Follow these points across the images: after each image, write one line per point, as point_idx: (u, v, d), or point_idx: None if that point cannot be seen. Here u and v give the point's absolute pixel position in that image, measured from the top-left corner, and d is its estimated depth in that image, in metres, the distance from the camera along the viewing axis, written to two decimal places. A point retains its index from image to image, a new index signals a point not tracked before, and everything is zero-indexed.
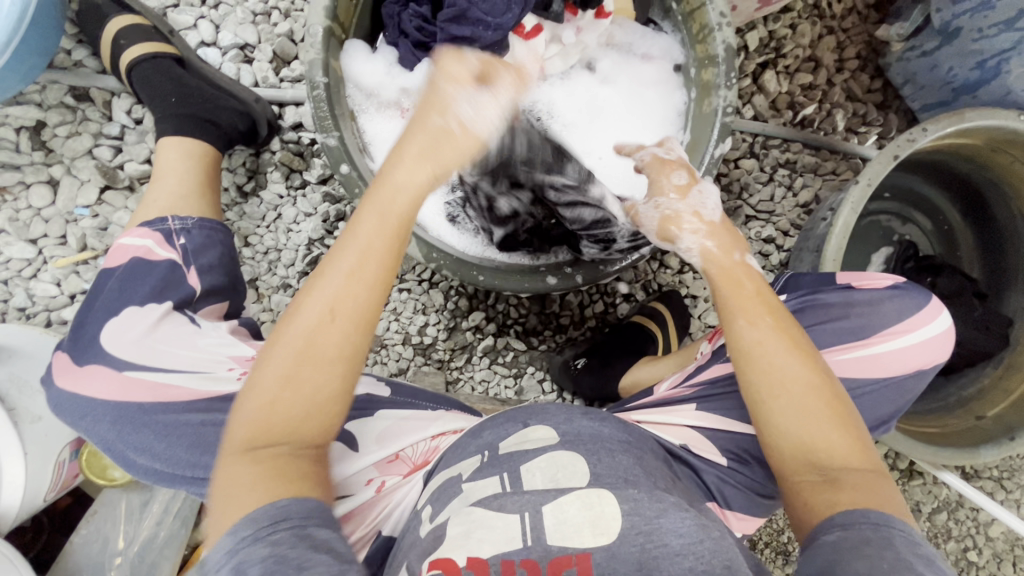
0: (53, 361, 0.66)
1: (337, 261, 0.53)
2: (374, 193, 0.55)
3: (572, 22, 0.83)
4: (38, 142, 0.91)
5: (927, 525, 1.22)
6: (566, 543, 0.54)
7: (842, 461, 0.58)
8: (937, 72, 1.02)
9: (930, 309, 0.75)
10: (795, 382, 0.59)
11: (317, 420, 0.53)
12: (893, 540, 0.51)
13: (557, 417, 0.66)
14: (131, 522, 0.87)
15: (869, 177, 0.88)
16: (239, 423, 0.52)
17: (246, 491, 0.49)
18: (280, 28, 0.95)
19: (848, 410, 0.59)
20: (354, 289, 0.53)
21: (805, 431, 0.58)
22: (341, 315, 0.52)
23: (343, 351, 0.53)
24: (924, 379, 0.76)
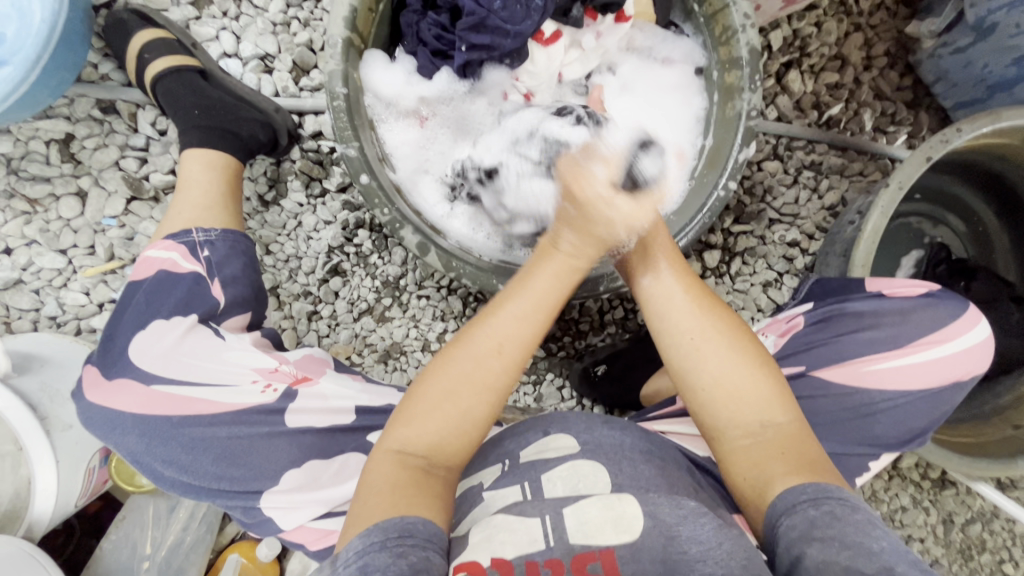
0: (81, 374, 0.67)
1: (507, 314, 0.63)
2: (554, 250, 0.65)
3: (592, 28, 0.81)
4: (67, 154, 0.93)
5: (960, 536, 1.19)
6: (589, 540, 0.53)
7: (767, 416, 0.62)
8: (971, 69, 0.99)
9: (968, 317, 0.73)
10: (685, 327, 0.66)
11: (460, 442, 0.61)
12: (837, 514, 0.54)
13: (577, 425, 0.66)
14: (158, 527, 0.88)
15: (900, 180, 0.85)
16: (393, 432, 0.61)
17: (387, 495, 0.55)
18: (299, 38, 0.95)
19: (754, 353, 0.65)
20: (520, 330, 0.63)
21: (732, 394, 0.63)
22: (505, 352, 0.62)
23: (494, 384, 0.62)
24: (962, 389, 0.73)
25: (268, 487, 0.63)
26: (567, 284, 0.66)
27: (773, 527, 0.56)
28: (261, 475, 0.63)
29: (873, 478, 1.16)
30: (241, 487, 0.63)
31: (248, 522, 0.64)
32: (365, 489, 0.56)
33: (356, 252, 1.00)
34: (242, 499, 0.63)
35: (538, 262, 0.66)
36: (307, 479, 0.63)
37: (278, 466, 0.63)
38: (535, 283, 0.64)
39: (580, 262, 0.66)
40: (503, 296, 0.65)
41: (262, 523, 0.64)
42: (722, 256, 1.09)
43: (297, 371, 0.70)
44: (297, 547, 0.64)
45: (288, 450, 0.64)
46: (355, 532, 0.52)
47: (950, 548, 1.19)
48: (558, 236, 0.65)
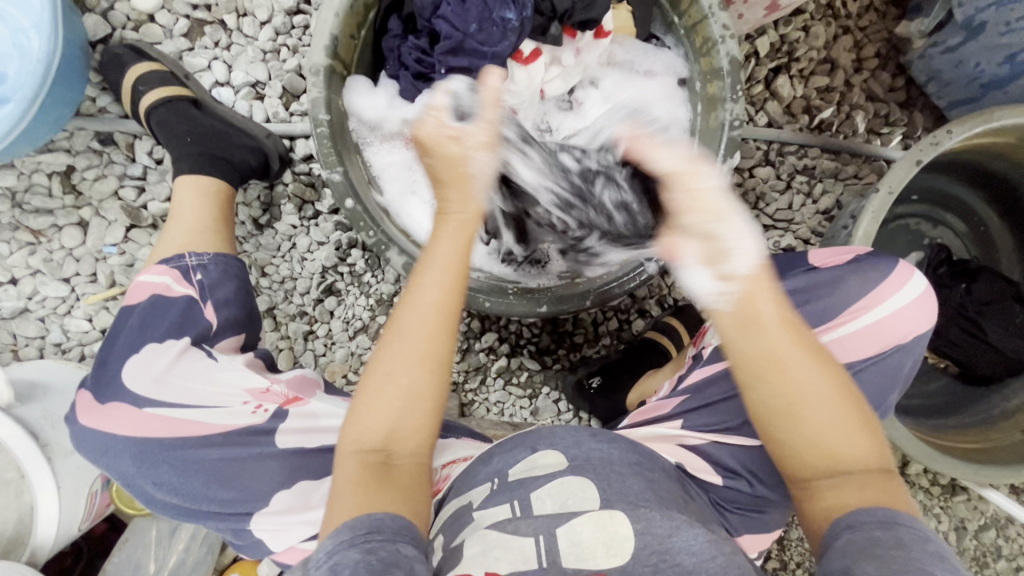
0: (75, 399, 0.67)
1: (423, 283, 0.61)
2: (444, 217, 0.65)
3: (571, 44, 0.82)
4: (68, 186, 0.96)
5: (974, 543, 1.16)
6: (581, 564, 0.53)
7: (854, 461, 0.57)
8: (962, 68, 0.97)
9: (901, 271, 0.72)
10: (810, 389, 0.56)
11: (416, 417, 0.58)
12: (905, 541, 0.51)
13: (565, 440, 0.64)
14: (161, 547, 0.90)
15: (890, 183, 0.84)
16: (346, 431, 0.59)
17: (348, 493, 0.54)
18: (288, 64, 0.97)
19: (860, 406, 0.58)
20: (438, 291, 0.60)
21: (825, 441, 0.56)
22: (429, 321, 0.60)
23: (432, 355, 0.59)
24: (916, 347, 0.72)
25: (257, 509, 0.64)
26: (470, 233, 0.64)
27: (826, 546, 0.54)
28: (251, 497, 0.64)
29: None
30: (231, 509, 0.64)
31: (240, 543, 0.66)
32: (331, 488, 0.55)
33: (350, 271, 1.01)
34: (233, 522, 0.64)
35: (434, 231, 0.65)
36: (296, 500, 0.64)
37: (268, 488, 0.64)
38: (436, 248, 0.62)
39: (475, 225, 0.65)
40: (416, 268, 0.63)
41: (254, 545, 0.65)
42: None
43: (288, 390, 0.70)
44: (287, 566, 0.66)
45: (277, 472, 0.65)
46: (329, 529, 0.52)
47: (964, 556, 1.16)
48: (442, 199, 0.65)
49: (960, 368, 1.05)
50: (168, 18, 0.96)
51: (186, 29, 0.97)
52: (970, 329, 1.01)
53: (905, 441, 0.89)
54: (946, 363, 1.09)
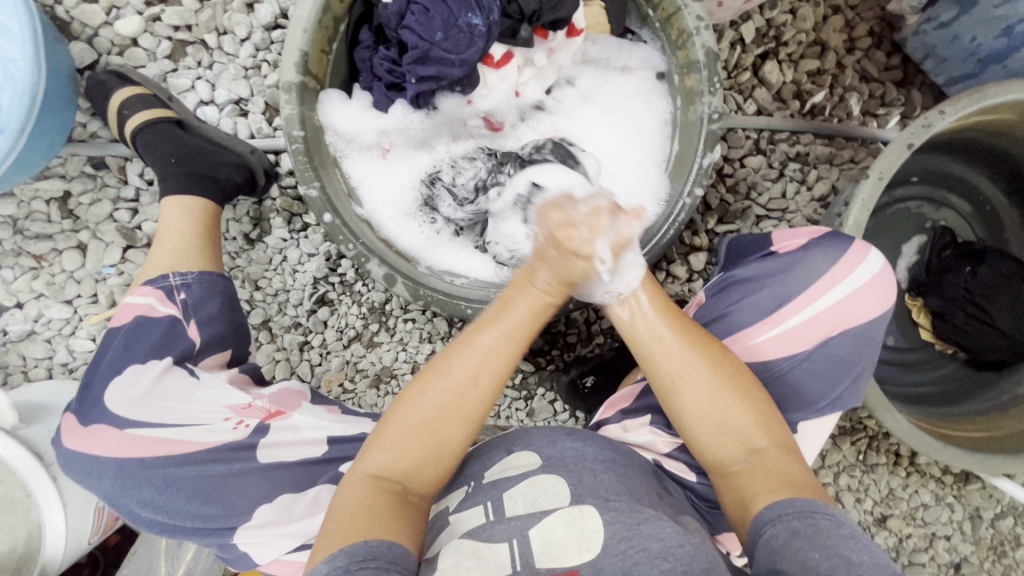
0: (61, 421, 0.69)
1: (480, 342, 0.62)
2: (529, 285, 0.64)
3: (543, 45, 0.81)
4: (66, 211, 0.99)
5: (991, 532, 1.13)
6: (554, 562, 0.53)
7: (749, 441, 0.61)
8: (959, 44, 0.95)
9: (856, 250, 0.70)
10: (689, 372, 0.63)
11: (439, 465, 0.60)
12: (821, 527, 0.52)
13: (540, 439, 0.64)
14: (170, 558, 0.93)
15: (880, 169, 0.81)
16: (370, 454, 0.59)
17: (358, 518, 0.55)
18: (269, 80, 0.99)
19: (745, 384, 0.63)
20: (494, 358, 0.61)
21: (711, 418, 0.62)
22: (481, 382, 0.61)
23: (476, 414, 0.61)
24: (877, 328, 0.71)
25: (241, 523, 0.65)
26: (535, 323, 0.65)
27: (755, 537, 0.55)
28: (234, 511, 0.65)
29: (889, 476, 1.11)
30: (216, 524, 0.65)
31: (228, 557, 0.67)
32: (334, 512, 0.56)
33: (341, 281, 1.02)
34: (217, 536, 0.65)
35: (512, 291, 0.65)
36: (277, 513, 0.65)
37: (250, 501, 0.66)
38: (512, 311, 0.63)
39: (556, 300, 0.65)
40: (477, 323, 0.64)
41: (239, 558, 0.66)
42: (709, 258, 1.05)
43: (270, 405, 0.72)
44: None
45: (260, 486, 0.66)
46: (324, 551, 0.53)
47: (980, 545, 1.13)
48: (535, 270, 0.64)
49: (967, 354, 1.02)
50: (151, 41, 0.98)
51: (169, 50, 0.99)
52: (977, 316, 0.96)
53: (905, 434, 0.86)
54: (955, 350, 1.04)
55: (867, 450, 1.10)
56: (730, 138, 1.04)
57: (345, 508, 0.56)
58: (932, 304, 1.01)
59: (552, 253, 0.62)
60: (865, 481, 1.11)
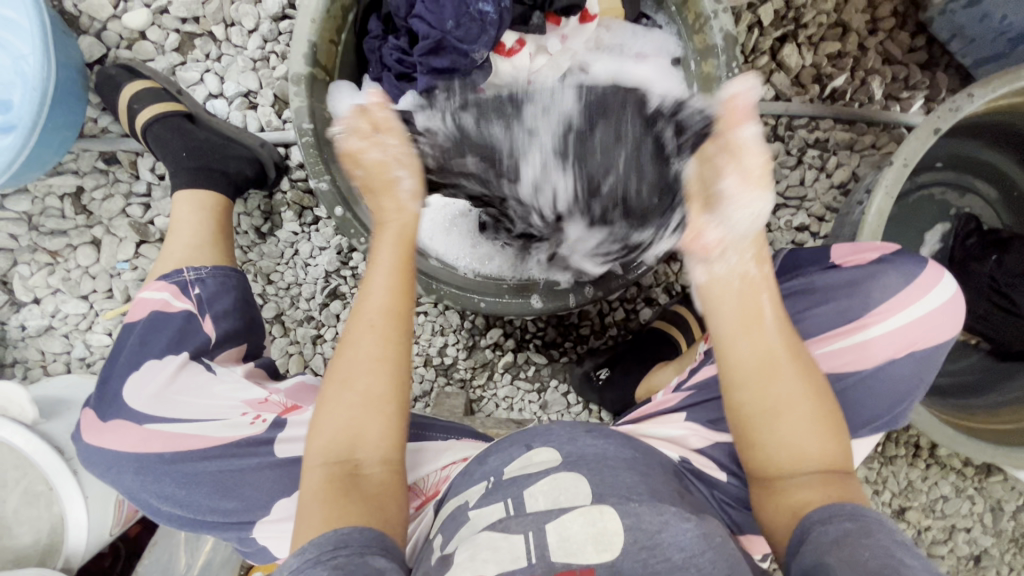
0: (81, 417, 0.70)
1: (376, 272, 0.64)
2: (384, 217, 0.67)
3: (556, 31, 0.80)
4: (80, 207, 0.99)
5: (1012, 524, 1.11)
6: (570, 557, 0.51)
7: (817, 472, 0.58)
8: (988, 22, 0.91)
9: (930, 272, 0.69)
10: (796, 397, 0.58)
11: (379, 426, 0.59)
12: (872, 528, 0.52)
13: (560, 437, 0.63)
14: (189, 548, 0.94)
15: (905, 156, 0.79)
16: (315, 440, 0.59)
17: (313, 505, 0.54)
18: (278, 72, 0.98)
19: (839, 423, 0.59)
20: (386, 300, 0.63)
21: (790, 446, 0.58)
22: (376, 325, 0.61)
23: (386, 355, 0.60)
24: (939, 352, 0.69)
25: (260, 517, 0.66)
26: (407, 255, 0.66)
27: (800, 541, 0.54)
28: (252, 506, 0.66)
29: (908, 468, 1.09)
30: (235, 518, 0.66)
31: (248, 551, 0.68)
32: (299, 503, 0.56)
33: (353, 274, 1.02)
34: (238, 529, 0.66)
35: (376, 242, 0.67)
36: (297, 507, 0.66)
37: (269, 497, 0.66)
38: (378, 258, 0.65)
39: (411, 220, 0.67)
40: (363, 280, 0.65)
41: (259, 551, 0.67)
42: None
43: (287, 400, 0.72)
44: None
45: (277, 482, 0.66)
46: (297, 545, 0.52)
47: (1001, 537, 1.11)
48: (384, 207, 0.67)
49: (992, 344, 0.99)
50: (159, 33, 0.97)
51: (177, 43, 0.98)
52: (1004, 305, 0.94)
53: (926, 426, 0.85)
54: (978, 339, 1.02)
55: (885, 441, 1.09)
56: None
57: (303, 498, 0.56)
58: None
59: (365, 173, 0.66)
60: (884, 473, 1.09)
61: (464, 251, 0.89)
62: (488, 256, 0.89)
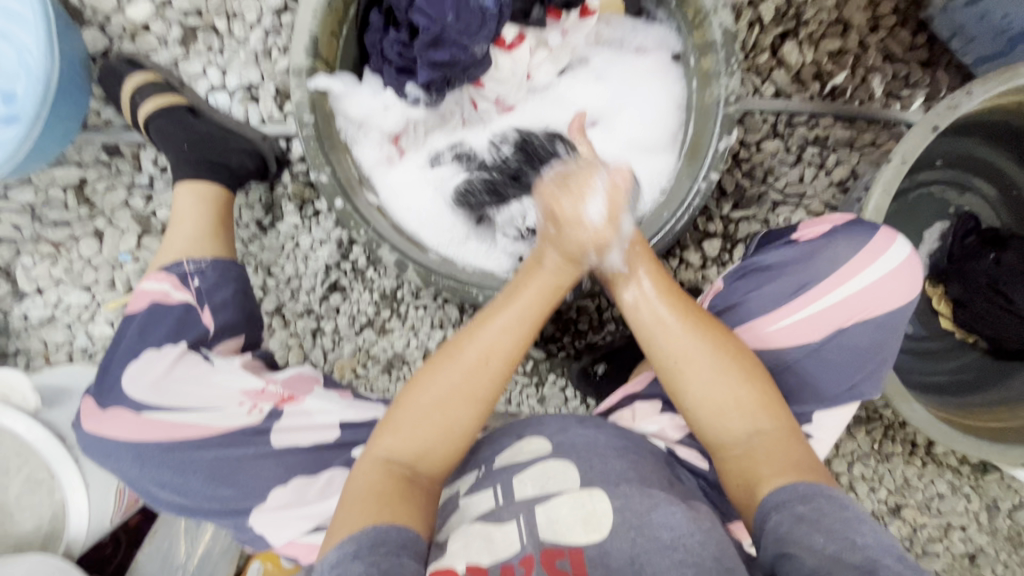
0: (80, 407, 0.71)
1: (502, 312, 0.63)
2: (539, 268, 0.65)
3: (556, 25, 0.81)
4: (82, 198, 1.00)
5: (1008, 523, 1.11)
6: (558, 538, 0.52)
7: (751, 425, 0.61)
8: (988, 21, 0.92)
9: (881, 238, 0.69)
10: (693, 351, 0.63)
11: (449, 450, 0.60)
12: (825, 510, 0.52)
13: (550, 427, 0.64)
14: (189, 537, 0.95)
15: (903, 154, 0.79)
16: (382, 439, 0.60)
17: (370, 502, 0.55)
18: (280, 65, 0.98)
19: (750, 368, 0.62)
20: (506, 339, 0.62)
21: (714, 402, 0.62)
22: (490, 365, 0.61)
23: (484, 394, 0.61)
24: (897, 319, 0.69)
25: (257, 506, 0.66)
26: (552, 295, 0.65)
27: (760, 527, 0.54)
28: (248, 494, 0.66)
29: (905, 465, 1.10)
30: (232, 506, 0.66)
31: (245, 538, 0.68)
32: (348, 494, 0.56)
33: (353, 268, 1.02)
34: (234, 518, 0.67)
35: (523, 281, 0.65)
36: (293, 495, 0.66)
37: (267, 483, 0.67)
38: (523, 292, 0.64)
39: (564, 281, 0.65)
40: (488, 311, 0.64)
41: (257, 539, 0.67)
42: (724, 244, 1.04)
43: (283, 390, 0.73)
44: (296, 559, 0.67)
45: (275, 470, 0.67)
46: (337, 537, 0.53)
47: (996, 536, 1.11)
48: (542, 253, 0.65)
49: (990, 342, 0.99)
50: (162, 26, 0.98)
51: (180, 35, 0.98)
52: (1002, 303, 0.94)
53: (924, 423, 0.85)
54: (976, 338, 1.02)
55: (882, 439, 1.09)
56: (748, 121, 1.02)
57: (355, 491, 0.57)
58: (954, 292, 0.99)
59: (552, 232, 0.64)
60: (880, 471, 1.10)
61: (437, 230, 0.87)
62: (465, 238, 0.87)
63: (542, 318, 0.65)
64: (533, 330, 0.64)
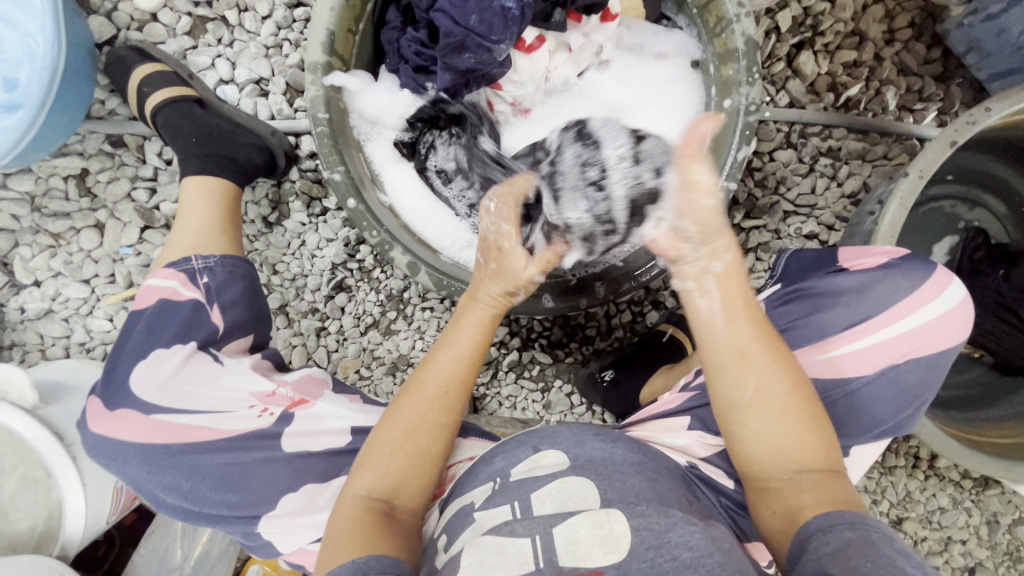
0: (86, 405, 0.69)
1: (448, 349, 0.67)
2: (474, 301, 0.69)
3: (577, 29, 0.79)
4: (84, 189, 0.98)
5: (1007, 538, 1.11)
6: (577, 562, 0.52)
7: (804, 467, 0.58)
8: (1006, 37, 0.91)
9: (938, 278, 0.69)
10: (766, 387, 0.59)
11: (422, 480, 0.61)
12: (874, 537, 0.51)
13: (567, 440, 0.63)
14: (186, 538, 0.93)
15: (920, 168, 0.79)
16: (358, 478, 0.60)
17: (346, 539, 0.54)
18: (291, 59, 0.96)
19: (817, 412, 0.60)
20: (457, 368, 0.66)
21: (772, 438, 0.59)
22: (451, 390, 0.65)
23: (450, 423, 0.64)
24: (943, 359, 0.69)
25: (266, 512, 0.65)
26: (490, 321, 0.69)
27: (802, 547, 0.53)
28: (257, 500, 0.65)
29: (907, 479, 1.10)
30: (238, 512, 0.65)
31: (251, 545, 0.67)
32: (330, 533, 0.56)
33: (360, 267, 1.01)
34: (242, 523, 0.65)
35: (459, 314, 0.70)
36: (299, 504, 0.65)
37: (275, 491, 0.65)
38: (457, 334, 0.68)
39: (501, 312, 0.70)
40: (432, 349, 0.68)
41: (264, 546, 0.66)
42: None
43: (293, 393, 0.72)
44: (301, 566, 0.67)
45: (283, 476, 0.66)
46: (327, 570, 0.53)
47: (995, 551, 1.12)
48: (479, 288, 0.70)
49: (996, 358, 1.00)
50: (171, 16, 0.96)
51: (189, 26, 0.96)
52: (1009, 321, 0.95)
53: (931, 438, 0.85)
54: (982, 353, 1.02)
55: (886, 452, 1.09)
56: (761, 131, 1.01)
57: (337, 529, 0.56)
58: None
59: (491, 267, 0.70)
60: (882, 484, 1.10)
61: (444, 231, 0.86)
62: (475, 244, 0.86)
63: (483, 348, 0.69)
64: (480, 352, 0.68)
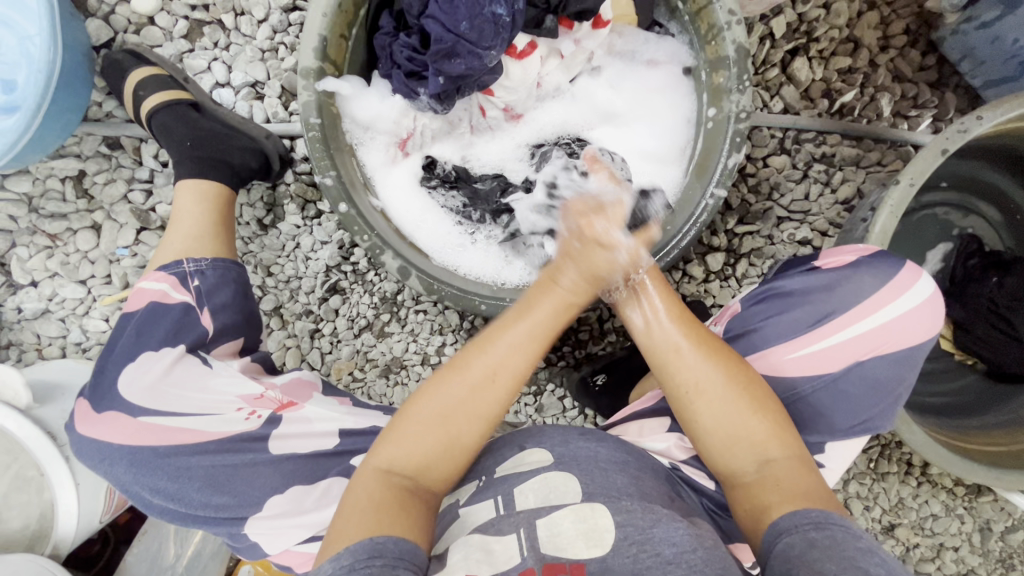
0: (75, 407, 0.69)
1: (507, 337, 0.60)
2: (555, 286, 0.61)
3: (568, 35, 0.80)
4: (81, 190, 0.99)
5: (1000, 545, 1.11)
6: (561, 552, 0.52)
7: (761, 457, 0.60)
8: (998, 45, 0.92)
9: (906, 272, 0.68)
10: (704, 381, 0.62)
11: (452, 462, 0.59)
12: (838, 539, 0.52)
13: (553, 438, 0.63)
14: (178, 538, 0.94)
15: (912, 174, 0.79)
16: (382, 448, 0.59)
17: (368, 510, 0.54)
18: (287, 63, 0.97)
19: (759, 393, 0.62)
20: (516, 363, 0.60)
21: (725, 431, 0.61)
22: (501, 379, 0.59)
23: (491, 414, 0.59)
24: (915, 355, 0.69)
25: (252, 513, 0.65)
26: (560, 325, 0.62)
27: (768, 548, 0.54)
28: (244, 502, 0.65)
29: (900, 485, 1.10)
30: (225, 513, 0.65)
31: (238, 546, 0.67)
32: (349, 501, 0.55)
33: (353, 270, 1.01)
34: (228, 525, 0.65)
35: (536, 295, 0.62)
36: (287, 505, 0.65)
37: (262, 492, 0.65)
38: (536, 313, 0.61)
39: (580, 300, 0.63)
40: (497, 324, 0.62)
41: (250, 547, 0.67)
42: (728, 259, 1.04)
43: (282, 396, 0.72)
44: (289, 568, 0.67)
45: (271, 477, 0.66)
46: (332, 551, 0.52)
47: (987, 558, 1.12)
48: (561, 270, 0.61)
49: (987, 365, 0.99)
50: (168, 19, 0.96)
51: (186, 30, 0.97)
52: (1003, 329, 0.94)
53: (923, 446, 0.85)
54: (975, 360, 1.02)
55: (878, 458, 1.09)
56: (755, 137, 1.01)
57: (355, 498, 0.56)
58: (954, 313, 0.99)
59: (576, 248, 0.61)
60: (874, 490, 1.10)
61: (434, 235, 0.86)
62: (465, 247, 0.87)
63: (550, 339, 0.62)
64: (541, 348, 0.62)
